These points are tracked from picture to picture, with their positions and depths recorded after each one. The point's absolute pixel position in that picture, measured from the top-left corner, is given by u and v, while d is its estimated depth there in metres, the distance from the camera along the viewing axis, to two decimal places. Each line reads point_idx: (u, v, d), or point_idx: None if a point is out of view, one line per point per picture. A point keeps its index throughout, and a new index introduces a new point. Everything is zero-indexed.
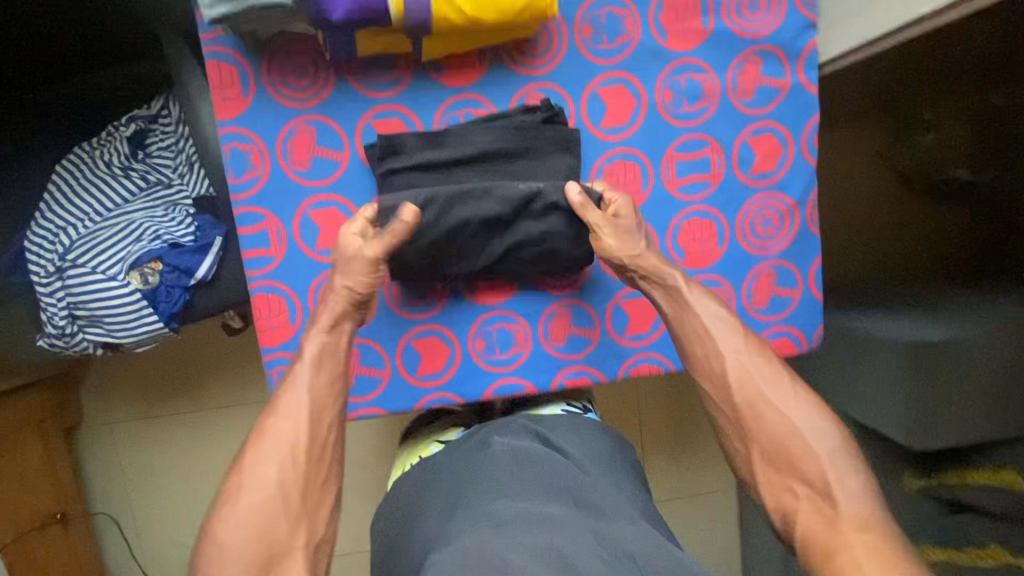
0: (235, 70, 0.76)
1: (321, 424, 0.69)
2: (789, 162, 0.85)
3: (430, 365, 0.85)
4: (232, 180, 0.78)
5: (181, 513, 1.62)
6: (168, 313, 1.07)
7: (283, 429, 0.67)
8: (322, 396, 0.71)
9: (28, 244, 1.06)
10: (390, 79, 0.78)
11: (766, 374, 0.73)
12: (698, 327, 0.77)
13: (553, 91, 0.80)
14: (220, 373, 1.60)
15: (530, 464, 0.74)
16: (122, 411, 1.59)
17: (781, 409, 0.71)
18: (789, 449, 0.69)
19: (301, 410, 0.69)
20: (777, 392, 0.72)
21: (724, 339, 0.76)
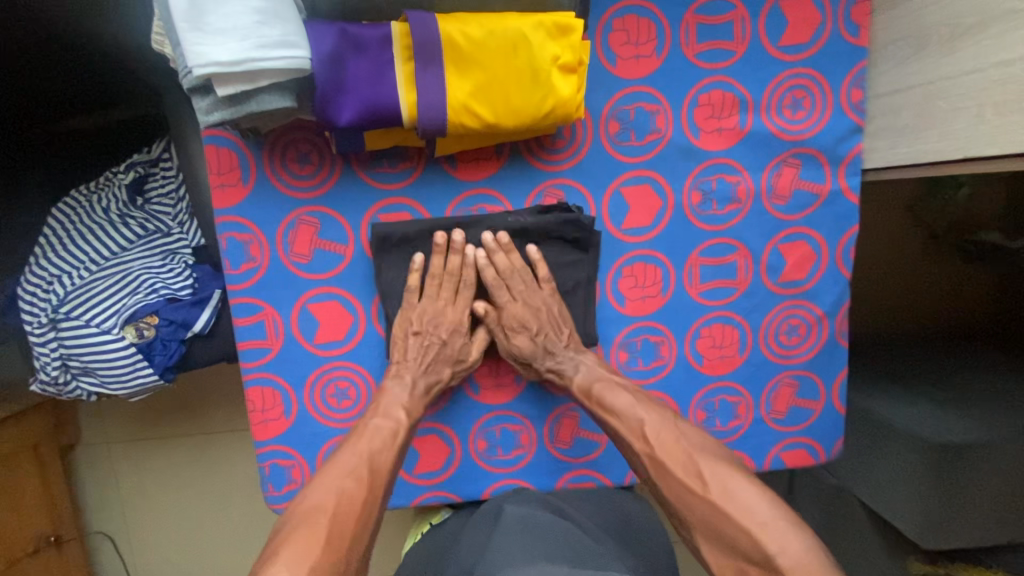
0: (234, 155, 0.71)
1: (382, 479, 0.66)
2: (822, 270, 0.79)
3: (429, 462, 0.81)
4: (228, 271, 0.73)
5: (177, 534, 1.62)
6: (163, 366, 1.04)
7: (346, 461, 0.66)
8: (387, 459, 0.68)
9: (21, 292, 1.02)
10: (400, 171, 0.73)
11: (677, 459, 0.67)
12: (622, 427, 0.72)
13: (573, 188, 0.75)
14: (219, 400, 1.58)
15: (544, 535, 0.69)
16: (119, 433, 1.59)
17: (709, 486, 0.64)
18: (722, 530, 0.61)
19: (363, 452, 0.68)
20: (707, 469, 0.65)
21: (634, 430, 0.71)
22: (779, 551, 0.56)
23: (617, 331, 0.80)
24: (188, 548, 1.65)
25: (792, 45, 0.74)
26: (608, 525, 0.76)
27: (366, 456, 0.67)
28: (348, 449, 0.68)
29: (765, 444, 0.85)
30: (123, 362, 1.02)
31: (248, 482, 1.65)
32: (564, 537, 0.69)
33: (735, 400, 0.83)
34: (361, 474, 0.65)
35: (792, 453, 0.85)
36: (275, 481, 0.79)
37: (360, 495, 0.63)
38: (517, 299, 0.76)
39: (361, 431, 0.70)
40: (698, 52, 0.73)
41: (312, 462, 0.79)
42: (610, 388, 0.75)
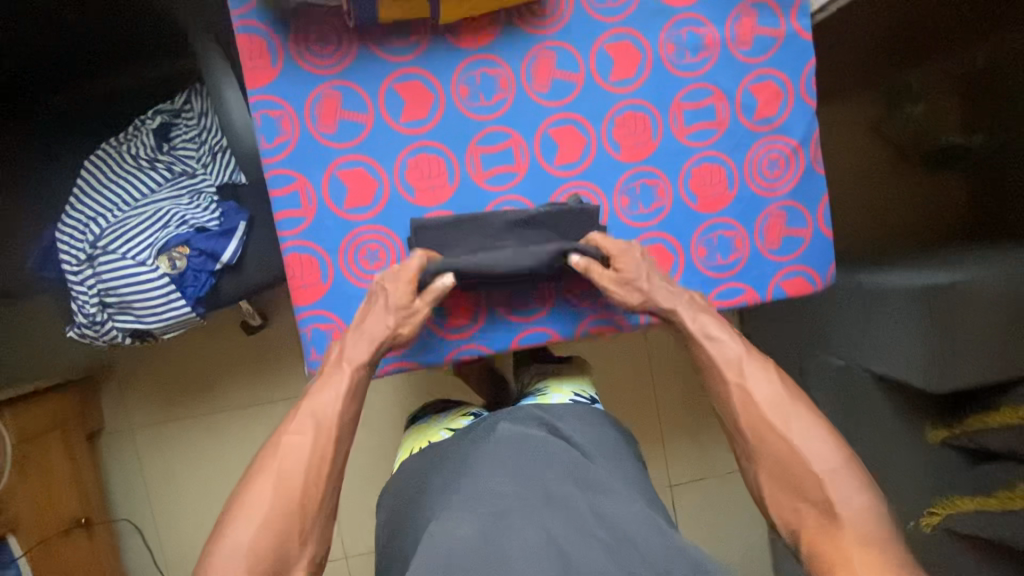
0: (264, 42, 0.80)
1: (331, 425, 0.73)
2: (791, 106, 0.89)
3: (462, 334, 0.88)
4: (264, 146, 0.82)
5: (203, 515, 1.61)
6: (195, 296, 1.10)
7: (300, 421, 0.74)
8: (332, 411, 0.74)
9: (59, 235, 1.09)
10: (410, 44, 0.83)
11: (764, 393, 0.77)
12: (716, 359, 0.81)
13: (563, 48, 0.85)
14: (238, 375, 1.61)
15: (531, 445, 0.81)
16: (142, 417, 1.61)
17: (786, 436, 0.74)
18: (790, 470, 0.72)
19: (311, 397, 0.76)
20: (790, 419, 0.75)
21: (729, 362, 0.80)
22: (842, 502, 0.68)
23: (617, 178, 0.88)
24: (213, 531, 1.63)
25: None
26: (595, 437, 0.87)
27: (313, 411, 0.74)
28: (308, 395, 0.76)
29: (765, 275, 0.92)
30: (158, 293, 1.09)
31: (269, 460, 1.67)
32: (553, 450, 0.80)
33: (731, 235, 0.91)
34: (307, 426, 0.72)
35: (789, 282, 0.92)
36: (317, 348, 0.85)
37: (305, 449, 0.71)
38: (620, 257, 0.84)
39: (328, 381, 0.77)
40: None
41: (349, 324, 0.85)
42: (709, 321, 0.84)
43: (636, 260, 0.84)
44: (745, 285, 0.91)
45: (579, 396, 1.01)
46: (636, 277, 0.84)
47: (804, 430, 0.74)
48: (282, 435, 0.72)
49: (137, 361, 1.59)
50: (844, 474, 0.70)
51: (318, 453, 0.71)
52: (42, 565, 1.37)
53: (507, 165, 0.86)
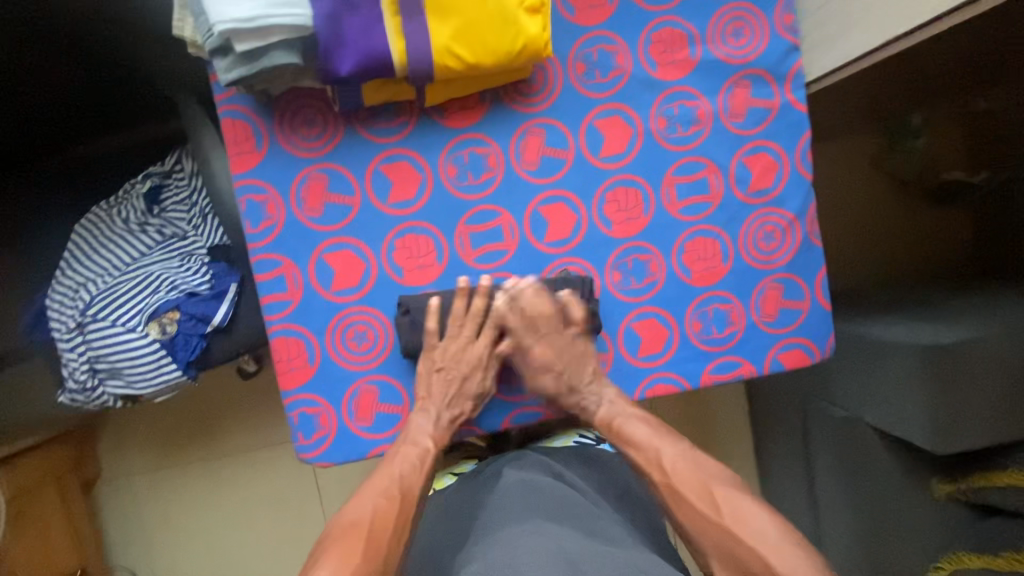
0: (248, 126, 0.79)
1: (413, 495, 0.76)
2: (786, 177, 0.88)
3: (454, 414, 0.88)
4: (249, 230, 0.81)
5: (201, 561, 1.60)
6: (185, 360, 1.09)
7: (378, 480, 0.77)
8: (417, 481, 0.78)
9: (50, 302, 1.08)
10: (396, 125, 0.82)
11: (690, 485, 0.75)
12: (639, 458, 0.81)
13: (553, 126, 0.84)
14: (232, 419, 1.59)
15: (535, 491, 0.79)
16: (138, 464, 1.60)
17: (721, 522, 0.71)
18: (737, 555, 0.68)
19: (394, 466, 0.78)
20: (716, 505, 0.73)
21: (650, 460, 0.80)
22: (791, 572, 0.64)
23: (608, 254, 0.87)
24: None
25: None
26: (602, 489, 0.85)
27: (397, 477, 0.77)
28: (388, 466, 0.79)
29: (762, 348, 0.90)
30: (149, 359, 1.08)
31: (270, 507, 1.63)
32: (560, 495, 0.79)
33: (727, 308, 0.89)
34: (393, 493, 0.76)
35: (787, 354, 0.90)
36: (306, 431, 0.84)
37: (392, 511, 0.73)
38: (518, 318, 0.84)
39: (411, 452, 0.80)
40: None
41: (337, 406, 0.84)
42: (630, 422, 0.83)
43: (545, 317, 0.83)
44: (741, 358, 0.89)
45: (583, 437, 0.98)
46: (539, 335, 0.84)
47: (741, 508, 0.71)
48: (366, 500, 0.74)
49: (133, 409, 1.59)
50: (790, 546, 0.67)
51: (401, 519, 0.73)
52: None
53: (497, 243, 0.85)
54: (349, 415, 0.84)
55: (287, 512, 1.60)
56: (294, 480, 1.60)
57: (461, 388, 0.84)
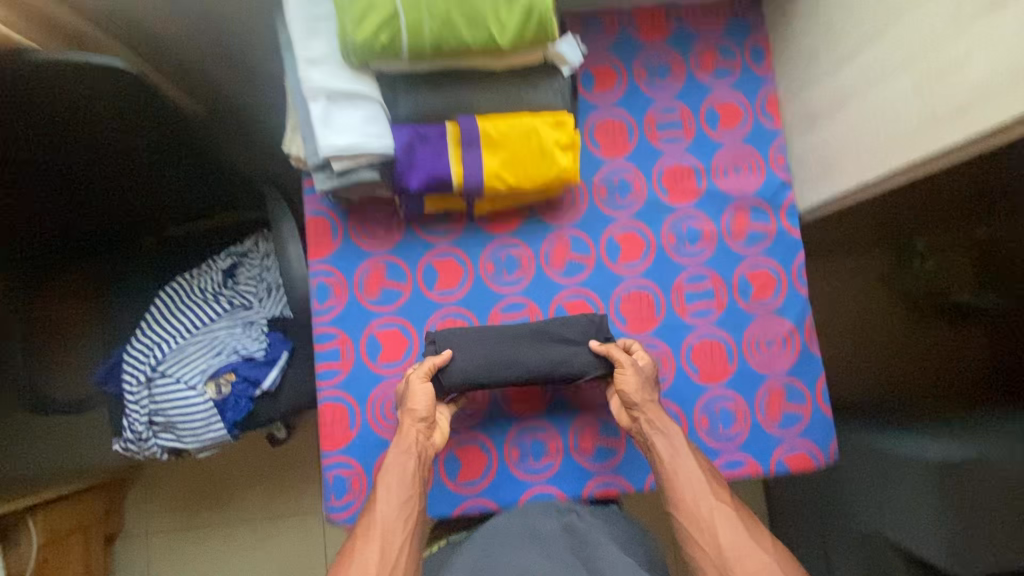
0: (327, 222, 0.97)
1: (394, 552, 0.78)
2: (785, 292, 0.99)
3: (472, 487, 0.93)
4: (316, 306, 0.96)
5: None
6: (232, 420, 1.20)
7: (368, 553, 0.77)
8: (398, 529, 0.79)
9: (126, 357, 1.21)
10: (446, 228, 0.98)
11: (735, 516, 0.81)
12: (685, 481, 0.83)
13: (579, 235, 0.99)
14: (255, 488, 1.63)
15: None
16: (159, 521, 1.63)
17: (760, 553, 0.77)
18: None
19: (376, 527, 0.79)
20: (756, 540, 0.78)
21: (695, 483, 0.83)
22: None
23: None
24: None
25: (728, 130, 1.02)
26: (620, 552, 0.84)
27: (382, 536, 0.78)
28: (364, 528, 0.79)
29: (767, 447, 0.95)
30: (200, 415, 1.20)
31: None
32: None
33: (732, 406, 0.96)
34: (383, 550, 0.77)
35: (790, 456, 0.95)
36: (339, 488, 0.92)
37: (378, 570, 0.76)
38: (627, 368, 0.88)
39: (385, 508, 0.80)
40: (660, 139, 1.02)
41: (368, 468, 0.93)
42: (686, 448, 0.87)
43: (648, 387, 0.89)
44: (746, 456, 0.95)
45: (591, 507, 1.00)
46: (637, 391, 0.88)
47: (757, 550, 0.77)
48: (353, 560, 0.76)
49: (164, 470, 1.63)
50: None
51: (387, 571, 0.76)
52: None
53: None
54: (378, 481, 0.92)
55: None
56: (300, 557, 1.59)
57: (414, 429, 0.86)
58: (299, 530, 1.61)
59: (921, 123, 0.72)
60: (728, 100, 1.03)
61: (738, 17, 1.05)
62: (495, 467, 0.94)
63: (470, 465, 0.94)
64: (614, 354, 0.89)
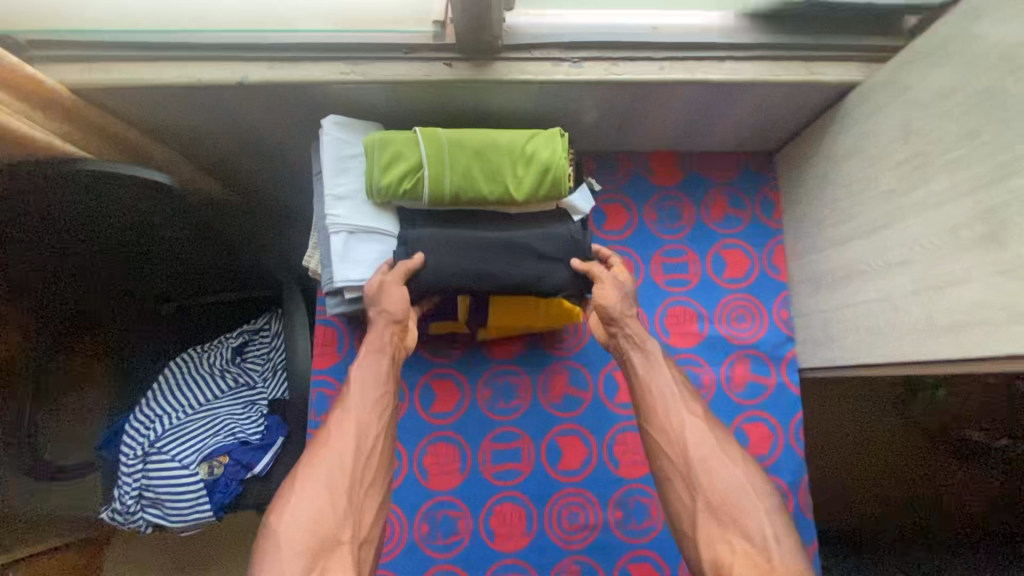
0: (335, 333, 1.01)
1: (371, 443, 0.79)
2: (780, 448, 0.98)
3: None
4: (313, 417, 0.99)
5: None
6: (219, 503, 1.19)
7: (342, 444, 0.77)
8: (375, 425, 0.81)
9: (128, 427, 1.24)
10: (449, 349, 1.00)
11: (708, 431, 0.78)
12: (660, 395, 0.83)
13: (577, 368, 1.00)
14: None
15: None
16: None
17: (729, 467, 0.75)
18: (732, 502, 0.72)
19: (353, 423, 0.79)
20: (727, 455, 0.76)
21: (671, 399, 0.82)
22: None
23: (612, 491, 0.96)
24: None
25: (733, 276, 1.05)
26: None
27: (357, 429, 0.79)
28: (337, 421, 0.79)
29: None
30: (189, 495, 1.19)
31: None
32: None
33: None
34: (356, 445, 0.78)
35: None
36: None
37: (349, 463, 0.76)
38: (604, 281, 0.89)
39: (354, 395, 0.82)
40: (665, 280, 1.04)
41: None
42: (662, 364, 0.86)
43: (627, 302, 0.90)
44: None
45: None
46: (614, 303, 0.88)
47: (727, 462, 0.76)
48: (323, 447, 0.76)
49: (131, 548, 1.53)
50: (778, 511, 0.71)
51: (357, 463, 0.76)
52: None
53: (514, 462, 0.97)
54: None
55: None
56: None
57: (389, 329, 0.86)
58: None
59: (921, 324, 0.73)
60: (734, 249, 1.07)
61: (748, 174, 1.10)
62: None
63: None
64: (594, 271, 0.88)
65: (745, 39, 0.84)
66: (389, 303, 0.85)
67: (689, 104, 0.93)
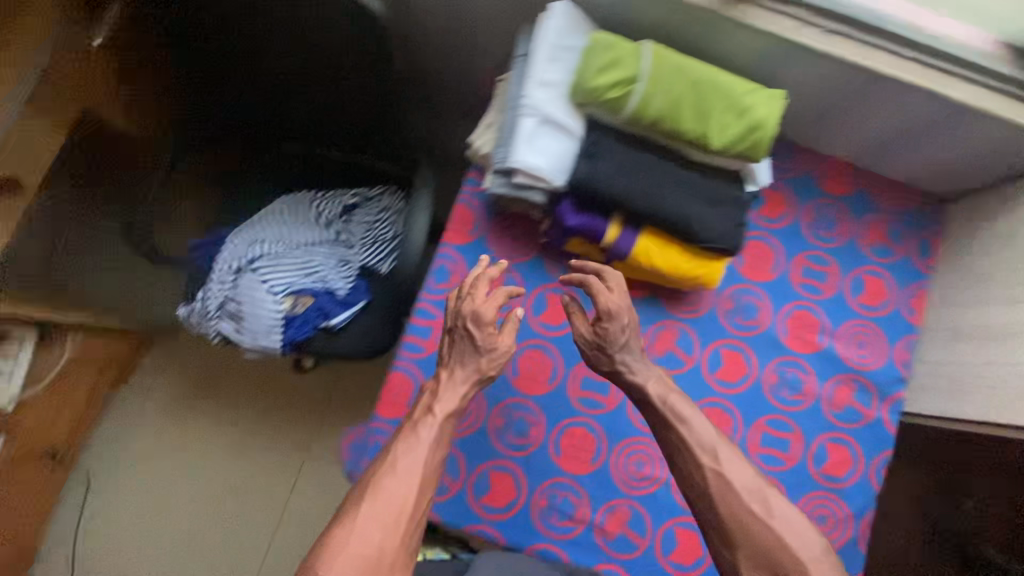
0: (473, 216, 1.02)
1: (419, 480, 0.77)
2: (856, 477, 0.98)
3: (493, 514, 0.94)
4: (430, 285, 1.00)
5: (153, 507, 1.70)
6: (291, 337, 1.26)
7: (391, 487, 0.75)
8: (429, 459, 0.79)
9: (230, 241, 1.30)
10: (573, 269, 1.01)
11: (742, 476, 0.77)
12: (688, 436, 0.81)
13: (688, 331, 1.00)
14: (263, 393, 1.74)
15: None
16: (163, 390, 1.73)
17: (766, 520, 0.74)
18: (771, 555, 0.72)
19: (407, 468, 0.77)
20: (761, 507, 0.75)
21: (698, 442, 0.80)
22: None
23: None
24: (141, 528, 1.69)
25: (867, 302, 1.03)
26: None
27: (408, 471, 0.77)
28: (389, 465, 0.77)
29: None
30: (267, 321, 1.26)
31: (230, 491, 1.70)
32: None
33: None
34: (409, 486, 0.76)
35: None
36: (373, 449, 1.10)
37: (396, 512, 0.73)
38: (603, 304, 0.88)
39: (408, 441, 0.80)
40: (801, 283, 1.03)
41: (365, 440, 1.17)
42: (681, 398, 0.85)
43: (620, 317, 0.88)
44: None
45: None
46: (610, 325, 0.88)
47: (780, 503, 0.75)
48: (368, 493, 0.74)
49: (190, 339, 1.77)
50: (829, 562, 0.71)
51: (408, 506, 0.74)
52: None
53: (600, 395, 0.98)
54: None
55: (261, 495, 1.70)
56: (280, 470, 1.71)
57: (464, 326, 0.88)
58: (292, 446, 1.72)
59: None
60: (877, 277, 1.05)
61: (918, 215, 1.07)
62: (521, 504, 0.94)
63: (500, 489, 0.95)
64: (588, 284, 0.89)
65: (997, 69, 0.82)
66: (471, 299, 0.89)
67: (899, 120, 0.92)
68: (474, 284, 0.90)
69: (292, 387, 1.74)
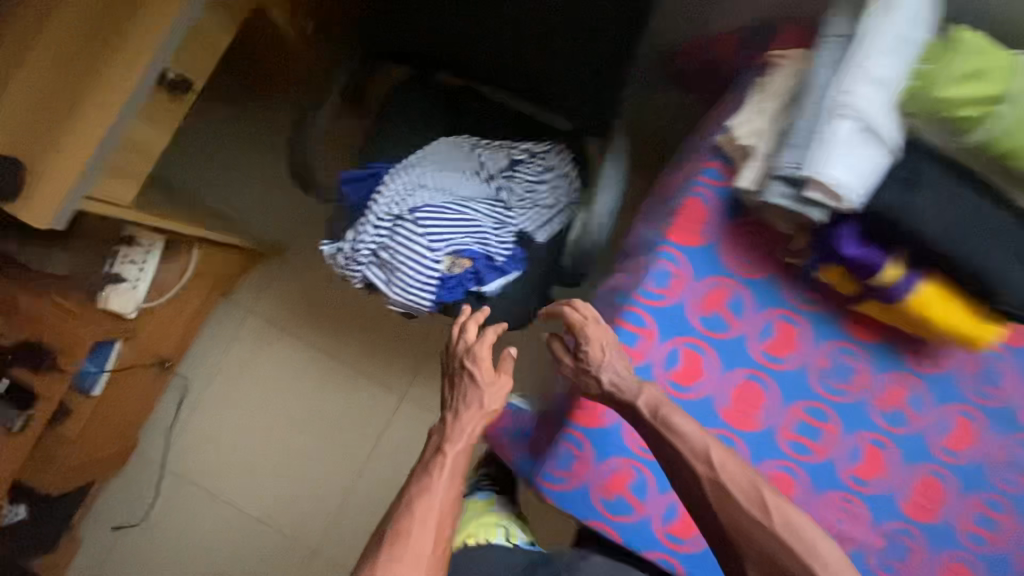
0: (708, 215, 0.89)
1: (442, 513, 0.86)
2: None
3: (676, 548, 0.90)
4: (647, 287, 0.88)
5: (248, 418, 1.75)
6: (443, 299, 1.19)
7: (417, 531, 0.84)
8: (448, 493, 0.88)
9: (387, 183, 1.18)
10: (811, 298, 0.89)
11: (741, 482, 0.74)
12: (682, 449, 0.76)
13: (922, 389, 0.91)
14: (365, 329, 1.75)
15: None
16: (267, 308, 1.73)
17: (804, 557, 0.70)
18: (779, 563, 0.70)
19: (431, 508, 0.86)
20: (803, 544, 0.70)
21: (698, 453, 0.76)
22: None
23: (887, 519, 0.91)
24: (236, 438, 1.75)
25: None
26: None
27: (429, 506, 0.86)
28: (420, 511, 0.86)
29: None
30: (421, 277, 1.18)
31: (325, 417, 1.76)
32: None
33: None
34: (432, 522, 0.85)
35: None
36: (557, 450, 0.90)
37: (426, 548, 0.83)
38: (579, 324, 0.85)
39: (422, 483, 0.90)
40: None
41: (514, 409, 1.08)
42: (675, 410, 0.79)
43: (603, 329, 0.85)
44: None
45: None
46: (588, 347, 0.84)
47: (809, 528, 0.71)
48: (401, 537, 0.83)
49: (295, 259, 1.72)
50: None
51: (433, 541, 0.84)
52: (113, 382, 1.37)
53: (812, 441, 0.90)
54: (600, 483, 0.89)
55: (355, 427, 1.75)
56: (382, 402, 1.75)
57: (467, 374, 1.01)
58: (395, 383, 1.75)
59: None
60: None
61: None
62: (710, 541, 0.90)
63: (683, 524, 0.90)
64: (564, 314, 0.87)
65: None
66: (466, 343, 1.04)
67: None
68: (467, 334, 1.05)
69: (396, 327, 1.75)
